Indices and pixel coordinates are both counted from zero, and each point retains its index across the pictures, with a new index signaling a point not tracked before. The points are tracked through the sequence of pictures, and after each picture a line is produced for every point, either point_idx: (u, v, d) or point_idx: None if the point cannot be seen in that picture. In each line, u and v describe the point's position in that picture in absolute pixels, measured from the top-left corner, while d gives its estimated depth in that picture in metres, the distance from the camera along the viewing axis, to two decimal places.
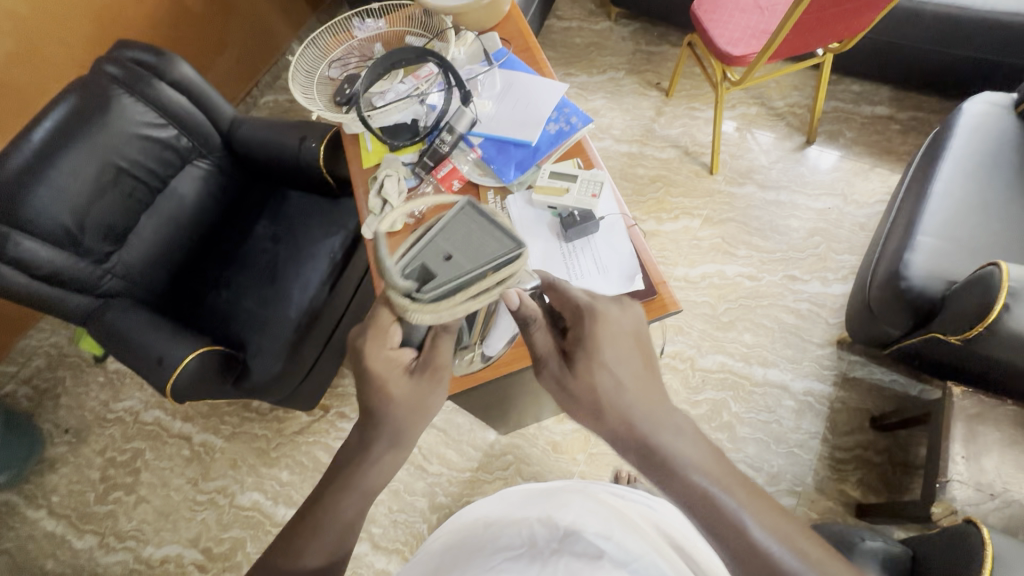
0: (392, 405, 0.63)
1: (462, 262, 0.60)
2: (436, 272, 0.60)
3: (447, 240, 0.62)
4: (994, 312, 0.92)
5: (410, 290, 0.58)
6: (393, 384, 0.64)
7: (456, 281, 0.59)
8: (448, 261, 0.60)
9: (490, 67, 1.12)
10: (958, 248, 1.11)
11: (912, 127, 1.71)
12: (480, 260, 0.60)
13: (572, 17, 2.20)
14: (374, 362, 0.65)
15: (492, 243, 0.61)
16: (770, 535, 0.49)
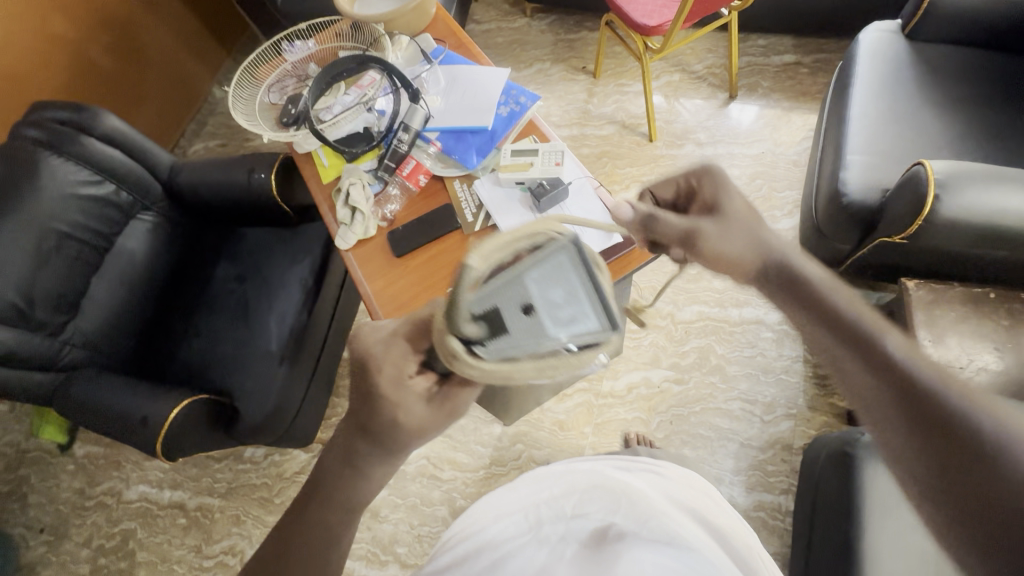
0: (392, 424, 0.60)
1: (540, 324, 0.52)
2: (507, 321, 0.51)
3: (538, 297, 0.52)
4: (927, 204, 1.02)
5: (477, 340, 0.50)
6: (405, 403, 0.61)
7: (531, 346, 0.51)
8: (528, 320, 0.52)
9: (431, 65, 1.14)
10: (884, 159, 1.23)
11: (818, 68, 1.87)
12: (558, 326, 0.52)
13: (490, 20, 2.27)
14: (386, 374, 0.62)
15: (573, 313, 0.53)
16: (883, 334, 0.56)
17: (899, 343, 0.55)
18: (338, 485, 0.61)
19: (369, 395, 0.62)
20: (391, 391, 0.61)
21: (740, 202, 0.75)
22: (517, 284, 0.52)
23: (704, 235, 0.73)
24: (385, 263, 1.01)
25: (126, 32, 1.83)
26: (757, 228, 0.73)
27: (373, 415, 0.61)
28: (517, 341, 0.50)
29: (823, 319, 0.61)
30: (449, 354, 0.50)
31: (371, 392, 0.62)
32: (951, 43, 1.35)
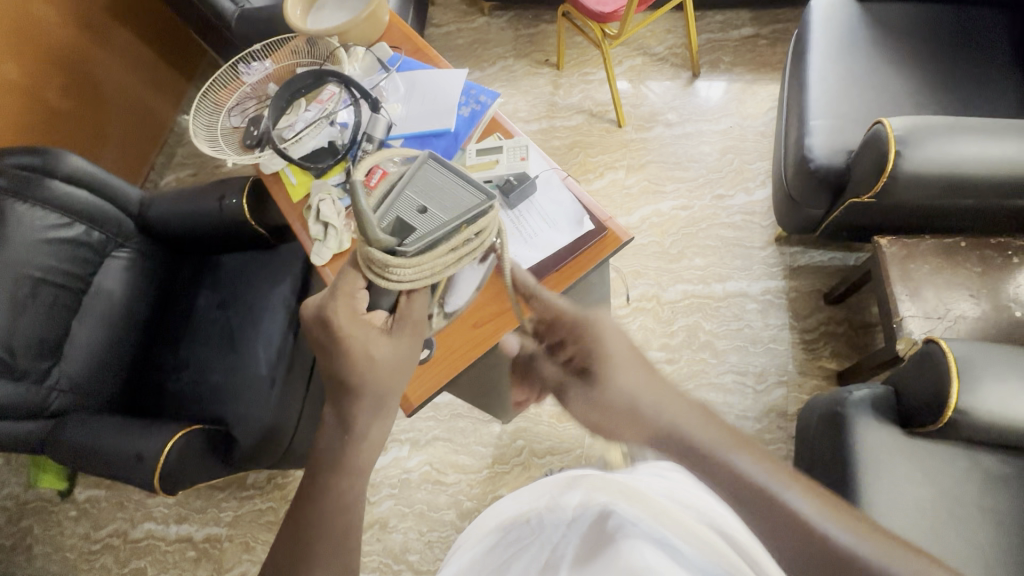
0: (369, 365, 0.69)
1: (438, 217, 0.66)
2: (413, 225, 0.66)
3: (428, 201, 0.67)
4: (891, 160, 1.03)
5: (393, 245, 0.64)
6: (371, 343, 0.70)
7: (437, 230, 0.65)
8: (425, 217, 0.66)
9: (389, 73, 1.14)
10: (846, 121, 1.24)
11: (776, 39, 1.89)
12: (454, 213, 0.67)
13: (449, 22, 2.27)
14: (345, 327, 0.70)
15: (463, 198, 0.68)
16: (832, 522, 0.54)
17: (852, 528, 0.54)
18: (343, 455, 0.68)
19: (341, 353, 0.70)
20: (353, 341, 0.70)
21: (609, 352, 0.68)
22: (406, 197, 0.67)
23: (568, 395, 0.71)
24: None
25: (80, 71, 1.81)
26: (614, 375, 0.66)
27: (349, 369, 0.69)
28: (427, 232, 0.65)
29: (781, 519, 0.53)
30: (384, 265, 0.64)
31: (341, 347, 0.70)
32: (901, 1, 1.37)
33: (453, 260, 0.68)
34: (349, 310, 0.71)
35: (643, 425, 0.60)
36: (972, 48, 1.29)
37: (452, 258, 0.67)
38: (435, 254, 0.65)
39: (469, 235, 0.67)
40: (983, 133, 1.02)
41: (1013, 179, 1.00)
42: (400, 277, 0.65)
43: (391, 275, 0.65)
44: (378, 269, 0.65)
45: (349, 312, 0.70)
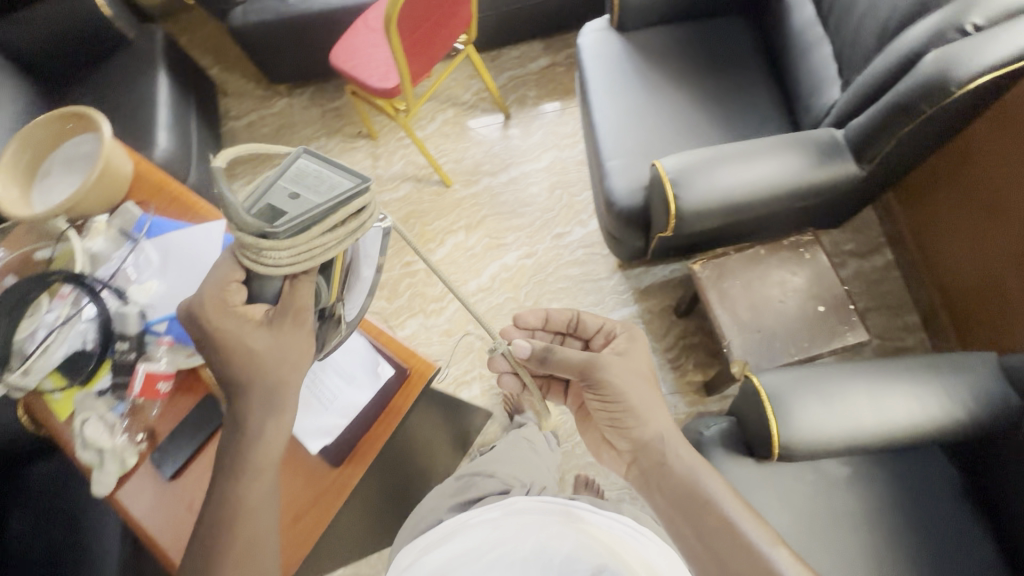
0: (249, 357, 0.67)
1: (308, 202, 0.60)
2: (285, 209, 0.60)
3: (296, 186, 0.61)
4: (672, 205, 1.06)
5: (261, 228, 0.59)
6: (244, 337, 0.67)
7: (307, 211, 0.59)
8: (297, 200, 0.60)
9: (135, 244, 1.00)
10: (636, 158, 1.26)
11: (572, 63, 1.91)
12: (327, 195, 0.60)
13: (248, 111, 2.11)
14: (218, 319, 0.67)
15: (337, 180, 0.61)
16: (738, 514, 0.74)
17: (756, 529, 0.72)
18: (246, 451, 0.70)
19: (219, 347, 0.67)
20: (233, 329, 0.67)
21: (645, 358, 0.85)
22: (275, 187, 0.61)
23: (600, 368, 0.80)
24: (161, 491, 0.89)
25: None
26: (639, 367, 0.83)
27: (233, 362, 0.68)
28: (295, 212, 0.59)
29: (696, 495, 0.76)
30: (255, 250, 0.60)
31: (215, 339, 0.67)
32: (658, 23, 1.41)
33: (331, 240, 0.61)
34: (227, 295, 0.67)
35: (643, 418, 0.79)
36: (727, 58, 1.35)
37: (334, 238, 0.61)
38: (307, 234, 0.59)
39: (345, 216, 0.61)
40: (748, 159, 1.06)
41: (785, 197, 1.05)
42: (275, 259, 0.60)
43: (266, 260, 0.60)
44: (250, 251, 0.60)
45: (232, 300, 0.68)
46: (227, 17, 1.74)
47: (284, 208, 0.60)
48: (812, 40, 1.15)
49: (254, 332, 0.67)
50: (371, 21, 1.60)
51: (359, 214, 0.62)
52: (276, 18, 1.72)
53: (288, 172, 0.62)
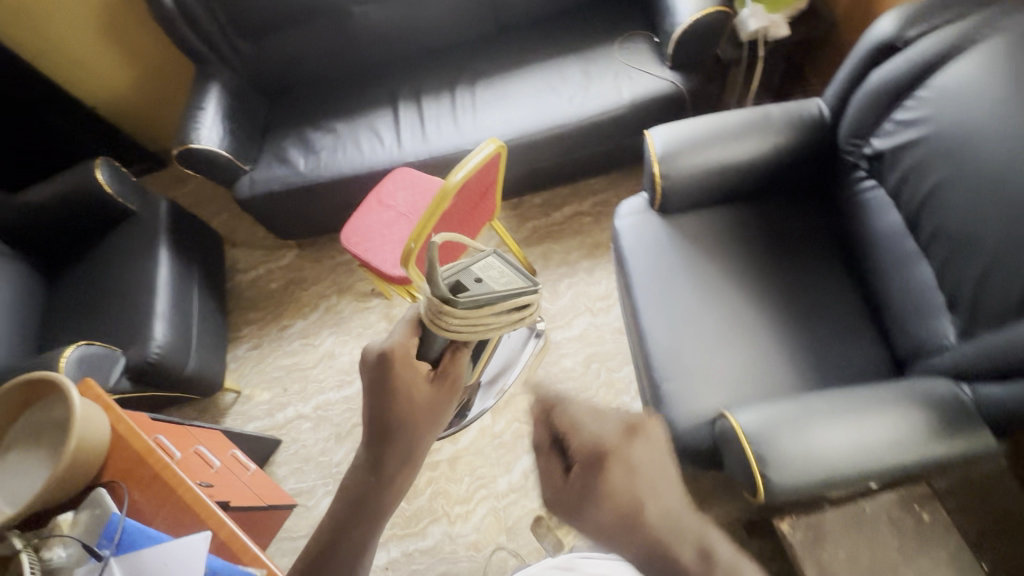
0: (412, 404, 0.67)
1: (487, 289, 0.64)
2: (469, 288, 0.64)
3: (481, 274, 0.65)
4: (760, 483, 0.84)
5: (446, 297, 0.62)
6: (414, 388, 0.67)
7: (486, 293, 0.63)
8: (479, 283, 0.64)
9: (102, 568, 0.82)
10: (697, 378, 1.06)
11: (599, 212, 1.76)
12: (505, 287, 0.65)
13: (256, 264, 1.99)
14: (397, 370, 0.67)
15: (511, 280, 0.66)
16: None
17: None
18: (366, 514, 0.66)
19: (383, 393, 0.67)
20: (400, 373, 0.67)
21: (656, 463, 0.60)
22: (463, 269, 0.65)
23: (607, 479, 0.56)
24: None
25: None
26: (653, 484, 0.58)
27: (390, 406, 0.66)
28: (476, 291, 0.63)
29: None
30: (435, 316, 0.63)
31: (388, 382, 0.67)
32: (706, 205, 1.25)
33: (498, 323, 0.65)
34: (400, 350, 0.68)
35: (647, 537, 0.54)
36: (793, 249, 1.17)
37: (500, 321, 0.65)
38: (483, 313, 0.63)
39: (511, 309, 0.65)
40: (847, 416, 0.85)
41: (898, 474, 0.82)
42: (447, 325, 0.63)
43: (441, 325, 0.63)
44: (431, 313, 0.64)
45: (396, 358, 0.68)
46: (233, 187, 1.66)
47: (468, 285, 0.64)
48: (902, 256, 0.98)
49: (418, 387, 0.68)
50: (381, 195, 1.48)
51: (521, 311, 0.67)
52: (283, 188, 1.62)
53: (479, 260, 0.67)
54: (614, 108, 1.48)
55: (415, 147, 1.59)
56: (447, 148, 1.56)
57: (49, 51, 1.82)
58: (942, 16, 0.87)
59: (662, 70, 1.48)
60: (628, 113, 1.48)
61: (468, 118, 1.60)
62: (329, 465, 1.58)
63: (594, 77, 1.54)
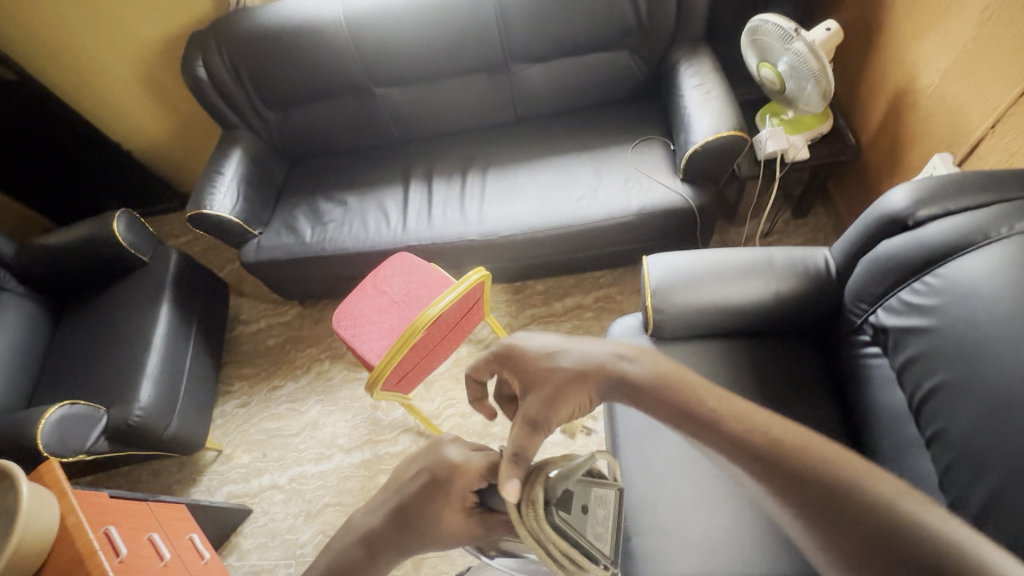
0: (431, 523, 0.54)
1: (582, 527, 0.49)
2: (569, 509, 0.50)
3: (593, 503, 0.51)
4: None
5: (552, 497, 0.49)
6: (446, 511, 0.54)
7: (573, 527, 0.49)
8: (583, 512, 0.50)
9: None
10: (672, 534, 0.94)
11: (601, 308, 1.72)
12: (591, 542, 0.49)
13: (258, 316, 2.01)
14: (450, 480, 0.55)
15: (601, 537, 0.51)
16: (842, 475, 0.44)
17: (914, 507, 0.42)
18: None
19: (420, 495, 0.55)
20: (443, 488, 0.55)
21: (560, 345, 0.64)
22: (587, 483, 0.51)
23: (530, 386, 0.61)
24: None
25: None
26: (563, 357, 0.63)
27: (421, 518, 0.55)
28: (562, 521, 0.49)
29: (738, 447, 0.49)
30: (522, 490, 0.48)
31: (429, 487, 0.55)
32: (701, 337, 1.18)
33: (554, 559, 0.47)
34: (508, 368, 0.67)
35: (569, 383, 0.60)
36: (790, 401, 1.08)
37: (555, 564, 0.47)
38: (551, 546, 0.47)
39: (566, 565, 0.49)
40: None
41: None
42: (521, 512, 0.47)
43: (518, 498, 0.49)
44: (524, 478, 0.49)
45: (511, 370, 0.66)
46: (241, 250, 1.69)
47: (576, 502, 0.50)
48: (904, 443, 0.90)
49: (450, 509, 0.54)
50: (378, 279, 1.48)
51: None
52: (287, 257, 1.63)
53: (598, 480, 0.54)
54: (621, 216, 1.45)
55: (419, 231, 1.59)
56: (451, 237, 1.56)
57: (92, 98, 1.90)
58: (956, 203, 0.82)
59: (674, 181, 1.45)
60: (635, 220, 1.44)
61: (475, 208, 1.59)
62: (294, 545, 1.53)
63: (605, 179, 1.52)
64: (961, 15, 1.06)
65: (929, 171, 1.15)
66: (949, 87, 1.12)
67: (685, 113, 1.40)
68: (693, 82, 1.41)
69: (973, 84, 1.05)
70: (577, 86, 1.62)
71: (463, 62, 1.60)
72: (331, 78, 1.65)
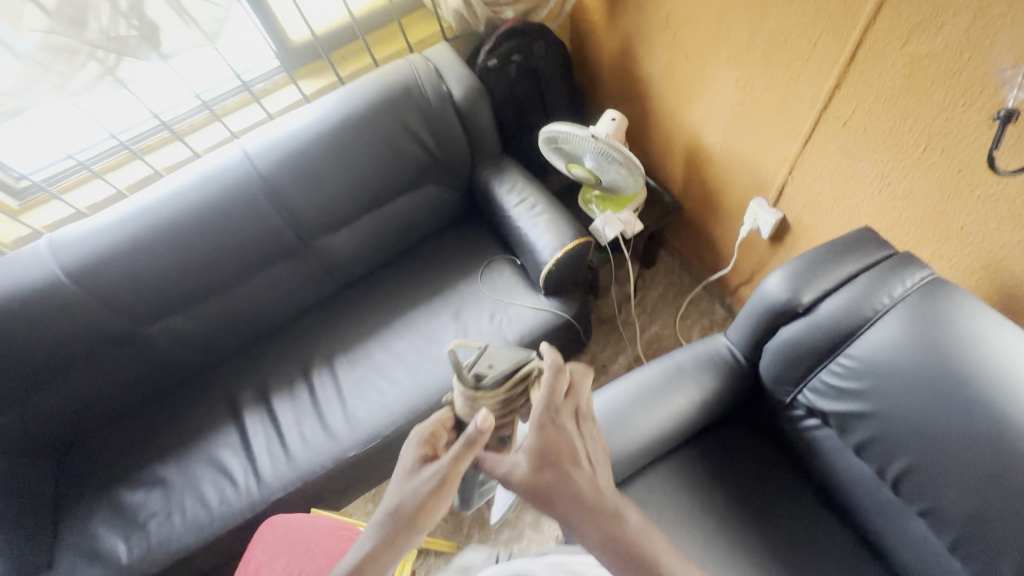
0: (420, 492, 0.66)
1: (501, 369, 0.67)
2: (486, 370, 0.67)
3: (493, 356, 0.68)
4: None
5: (474, 385, 0.66)
6: (428, 459, 0.69)
7: (505, 375, 0.67)
8: (494, 367, 0.67)
9: None
10: None
11: None
12: (514, 358, 0.68)
13: None
14: (425, 436, 0.71)
15: (513, 352, 0.69)
16: None
17: None
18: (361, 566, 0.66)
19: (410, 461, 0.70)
20: (423, 444, 0.70)
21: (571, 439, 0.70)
22: (476, 357, 0.68)
23: (549, 439, 0.68)
24: None
25: None
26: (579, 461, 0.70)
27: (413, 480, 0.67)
28: (490, 376, 0.66)
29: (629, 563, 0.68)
30: (465, 397, 0.67)
31: (410, 456, 0.70)
32: (650, 465, 1.05)
33: (507, 401, 0.68)
34: (561, 387, 0.69)
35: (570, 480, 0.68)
36: (761, 497, 1.00)
37: (518, 390, 0.69)
38: (504, 391, 0.67)
39: (524, 382, 0.69)
40: None
41: None
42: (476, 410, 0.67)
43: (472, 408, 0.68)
44: (462, 394, 0.68)
45: (560, 404, 0.70)
46: None
47: (491, 375, 0.67)
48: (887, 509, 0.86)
49: (431, 456, 0.69)
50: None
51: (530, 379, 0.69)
52: None
53: (482, 349, 0.69)
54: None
55: (278, 476, 1.23)
56: (324, 465, 1.23)
57: None
58: (829, 280, 0.81)
59: (539, 299, 1.35)
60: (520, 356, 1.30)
61: (337, 416, 1.29)
62: None
63: (471, 322, 1.36)
64: (718, 84, 1.14)
65: (753, 216, 1.22)
66: (734, 143, 1.20)
67: (522, 233, 1.30)
68: (515, 200, 1.33)
69: (755, 140, 1.13)
70: (395, 234, 1.44)
71: (253, 259, 1.30)
72: (75, 342, 1.22)
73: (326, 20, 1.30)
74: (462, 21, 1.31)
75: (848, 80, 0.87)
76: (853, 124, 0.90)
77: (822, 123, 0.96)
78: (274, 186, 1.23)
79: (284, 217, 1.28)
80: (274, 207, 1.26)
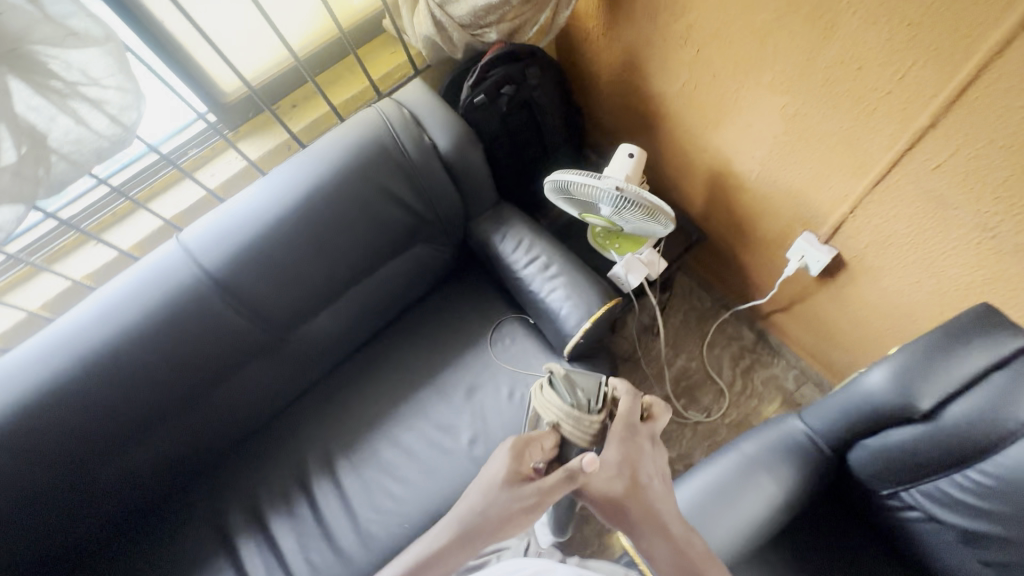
0: (511, 507, 0.66)
1: (592, 393, 0.76)
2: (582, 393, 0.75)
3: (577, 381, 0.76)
4: None
5: (585, 408, 0.73)
6: (522, 471, 0.69)
7: (599, 396, 0.76)
8: (586, 392, 0.76)
9: None
10: None
11: None
12: (590, 381, 0.77)
13: None
14: (521, 447, 0.72)
15: (587, 380, 0.77)
16: None
17: None
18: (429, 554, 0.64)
19: (511, 464, 0.69)
20: (521, 452, 0.71)
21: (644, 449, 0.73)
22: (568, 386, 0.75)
23: (626, 446, 0.72)
24: None
25: None
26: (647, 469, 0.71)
27: (509, 488, 0.67)
28: (589, 397, 0.75)
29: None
30: (575, 420, 0.72)
31: (510, 466, 0.69)
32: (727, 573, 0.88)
33: (603, 424, 0.74)
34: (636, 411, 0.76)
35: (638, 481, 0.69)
36: None
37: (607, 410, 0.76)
38: (603, 408, 0.75)
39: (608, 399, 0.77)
40: None
41: None
42: (587, 431, 0.72)
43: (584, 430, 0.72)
44: (572, 418, 0.72)
45: (639, 426, 0.75)
46: None
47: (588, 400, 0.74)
48: None
49: (525, 469, 0.70)
50: None
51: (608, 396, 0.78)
52: None
53: (563, 377, 0.76)
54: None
55: None
56: None
57: None
58: (949, 381, 0.66)
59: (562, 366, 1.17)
60: None
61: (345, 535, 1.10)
62: None
63: (489, 403, 1.18)
64: (755, 110, 0.96)
65: (800, 253, 1.07)
66: (775, 174, 1.02)
67: (540, 298, 1.09)
68: (524, 259, 1.11)
69: (805, 172, 0.96)
70: (381, 306, 1.23)
71: (217, 369, 1.07)
72: None
73: (259, 63, 1.04)
74: (434, 49, 1.08)
75: (948, 118, 0.70)
76: (950, 167, 0.74)
77: (903, 162, 0.79)
78: (229, 283, 1.00)
79: (248, 314, 1.05)
80: (234, 309, 1.03)
